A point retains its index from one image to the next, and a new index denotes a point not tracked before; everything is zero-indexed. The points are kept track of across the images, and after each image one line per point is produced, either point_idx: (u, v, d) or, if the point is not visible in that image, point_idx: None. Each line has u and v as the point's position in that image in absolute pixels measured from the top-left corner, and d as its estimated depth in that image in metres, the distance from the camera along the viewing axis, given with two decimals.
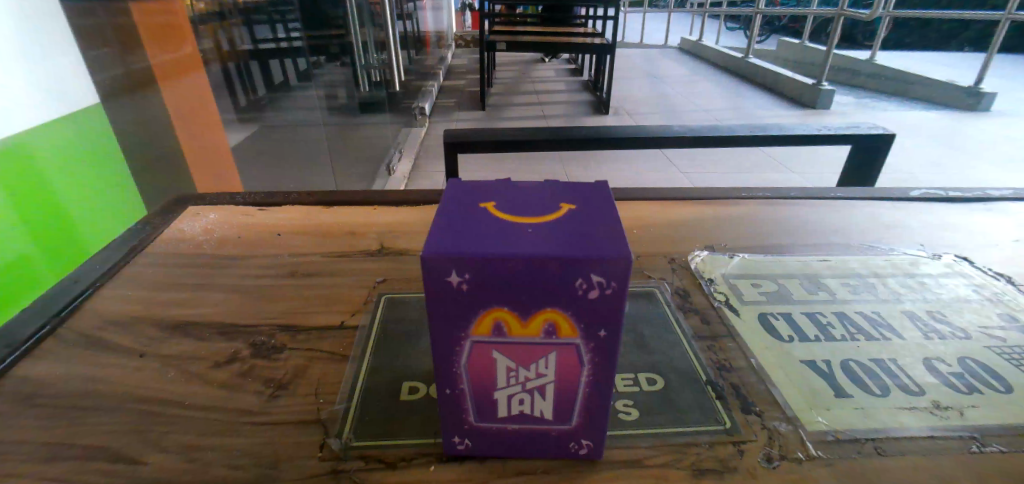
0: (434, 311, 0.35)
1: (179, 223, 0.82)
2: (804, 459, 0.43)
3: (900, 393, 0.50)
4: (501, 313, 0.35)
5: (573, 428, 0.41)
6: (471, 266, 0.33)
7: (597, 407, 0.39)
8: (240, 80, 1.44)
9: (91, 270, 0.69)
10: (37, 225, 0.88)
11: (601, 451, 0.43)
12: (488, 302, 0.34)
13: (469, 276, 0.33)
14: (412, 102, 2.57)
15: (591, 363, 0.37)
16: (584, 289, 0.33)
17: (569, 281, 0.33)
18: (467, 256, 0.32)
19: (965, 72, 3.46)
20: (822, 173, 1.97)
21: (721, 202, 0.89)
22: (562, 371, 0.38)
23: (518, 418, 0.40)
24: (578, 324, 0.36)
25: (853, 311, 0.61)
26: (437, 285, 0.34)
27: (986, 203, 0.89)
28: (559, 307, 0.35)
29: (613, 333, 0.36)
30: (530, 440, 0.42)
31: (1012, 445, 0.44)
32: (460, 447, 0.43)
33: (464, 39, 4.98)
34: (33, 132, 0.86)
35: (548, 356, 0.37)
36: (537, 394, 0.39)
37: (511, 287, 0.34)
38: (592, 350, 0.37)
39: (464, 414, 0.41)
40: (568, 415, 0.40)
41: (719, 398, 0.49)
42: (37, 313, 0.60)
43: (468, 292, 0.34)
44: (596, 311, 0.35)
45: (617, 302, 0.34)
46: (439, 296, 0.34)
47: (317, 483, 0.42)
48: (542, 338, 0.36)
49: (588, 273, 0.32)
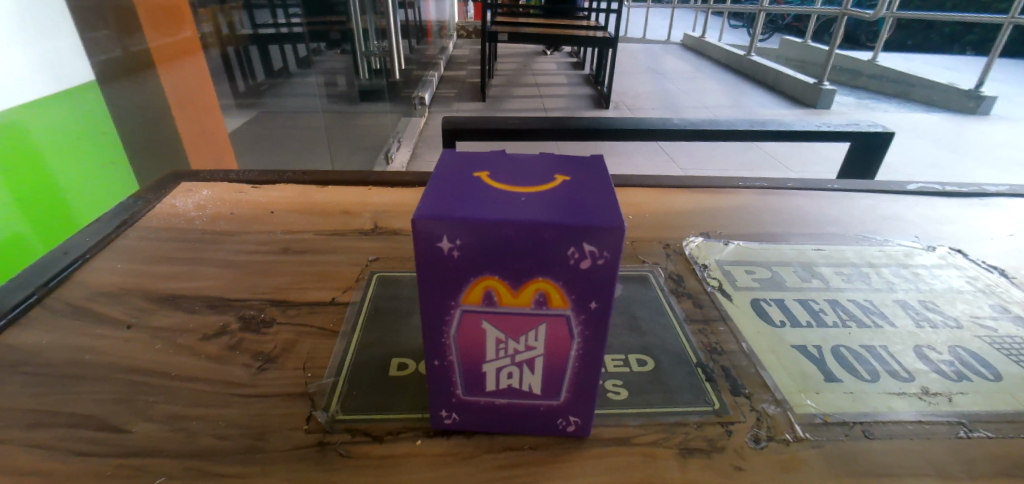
0: (423, 278, 0.35)
1: (171, 200, 0.81)
2: (792, 441, 0.43)
3: (890, 379, 0.50)
4: (492, 281, 0.35)
5: (562, 404, 0.41)
6: (462, 231, 0.32)
7: (587, 383, 0.39)
8: (237, 66, 1.39)
9: (81, 242, 0.68)
10: (27, 202, 0.87)
11: (589, 427, 0.43)
12: (478, 271, 0.34)
13: (460, 242, 0.33)
14: (412, 91, 2.55)
15: (581, 337, 0.37)
16: (576, 258, 0.33)
17: (561, 250, 0.33)
18: (458, 222, 0.32)
19: (966, 75, 3.46)
20: (820, 172, 1.97)
21: (718, 192, 0.88)
22: (552, 344, 0.38)
23: (507, 392, 0.40)
24: (569, 295, 0.35)
25: (846, 298, 0.61)
26: (427, 251, 0.33)
27: (982, 199, 0.89)
28: (550, 277, 0.34)
29: (604, 305, 0.35)
30: (517, 416, 0.42)
31: (999, 431, 0.45)
32: (447, 421, 0.43)
33: (466, 30, 4.93)
34: (23, 110, 0.84)
35: (537, 328, 0.37)
36: (526, 367, 0.39)
37: (502, 255, 0.33)
38: (583, 323, 0.36)
39: (452, 387, 0.40)
40: (557, 390, 0.40)
41: (709, 380, 0.49)
42: (25, 282, 0.60)
43: (459, 260, 0.34)
44: (587, 283, 0.34)
45: (610, 272, 0.34)
46: (429, 262, 0.34)
47: (303, 454, 0.42)
48: (533, 308, 0.36)
49: (580, 242, 0.32)
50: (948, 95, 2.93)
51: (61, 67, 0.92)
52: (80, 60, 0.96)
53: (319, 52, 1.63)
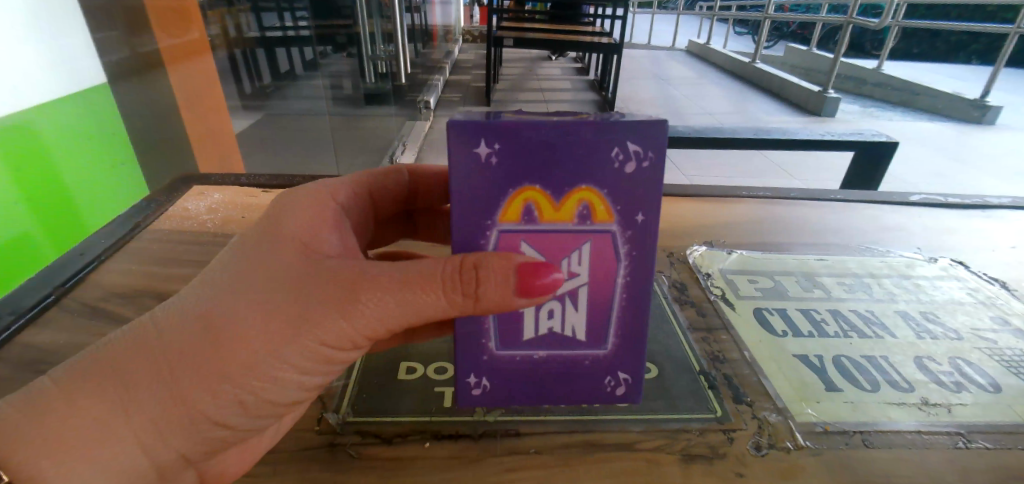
0: (456, 192, 0.38)
1: (184, 202, 0.82)
2: (792, 449, 0.44)
3: (890, 389, 0.51)
4: (532, 192, 0.38)
5: (607, 356, 0.44)
6: (500, 137, 0.36)
7: (637, 325, 0.43)
8: (245, 68, 1.45)
9: (95, 244, 0.70)
10: (39, 202, 0.89)
11: (637, 392, 0.45)
12: (514, 181, 0.38)
13: (499, 148, 0.37)
14: (418, 95, 2.56)
15: (627, 259, 0.41)
16: (619, 161, 0.38)
17: (603, 154, 0.37)
18: (500, 125, 0.36)
19: (973, 84, 3.45)
20: (825, 180, 1.97)
21: (722, 201, 0.89)
22: (594, 268, 0.41)
23: (548, 343, 0.43)
24: (611, 207, 0.39)
25: (848, 309, 0.61)
26: (470, 160, 0.37)
27: (984, 210, 0.90)
28: (592, 186, 0.38)
29: (649, 217, 0.40)
30: (564, 374, 0.44)
31: (997, 442, 0.46)
32: (476, 391, 0.44)
33: (473, 35, 4.94)
34: (39, 112, 0.87)
35: (581, 249, 0.40)
36: (571, 299, 0.42)
37: (541, 162, 0.37)
38: (627, 240, 0.40)
39: (486, 341, 0.43)
40: (603, 337, 0.43)
41: (711, 388, 0.50)
42: (41, 283, 0.62)
43: (498, 168, 0.37)
44: (628, 192, 0.39)
45: (650, 177, 0.38)
46: (473, 172, 0.37)
47: (314, 455, 0.43)
48: (577, 222, 0.39)
49: (623, 143, 0.37)
50: (953, 104, 2.93)
51: (73, 68, 0.94)
52: (90, 61, 0.98)
53: (325, 56, 1.59)
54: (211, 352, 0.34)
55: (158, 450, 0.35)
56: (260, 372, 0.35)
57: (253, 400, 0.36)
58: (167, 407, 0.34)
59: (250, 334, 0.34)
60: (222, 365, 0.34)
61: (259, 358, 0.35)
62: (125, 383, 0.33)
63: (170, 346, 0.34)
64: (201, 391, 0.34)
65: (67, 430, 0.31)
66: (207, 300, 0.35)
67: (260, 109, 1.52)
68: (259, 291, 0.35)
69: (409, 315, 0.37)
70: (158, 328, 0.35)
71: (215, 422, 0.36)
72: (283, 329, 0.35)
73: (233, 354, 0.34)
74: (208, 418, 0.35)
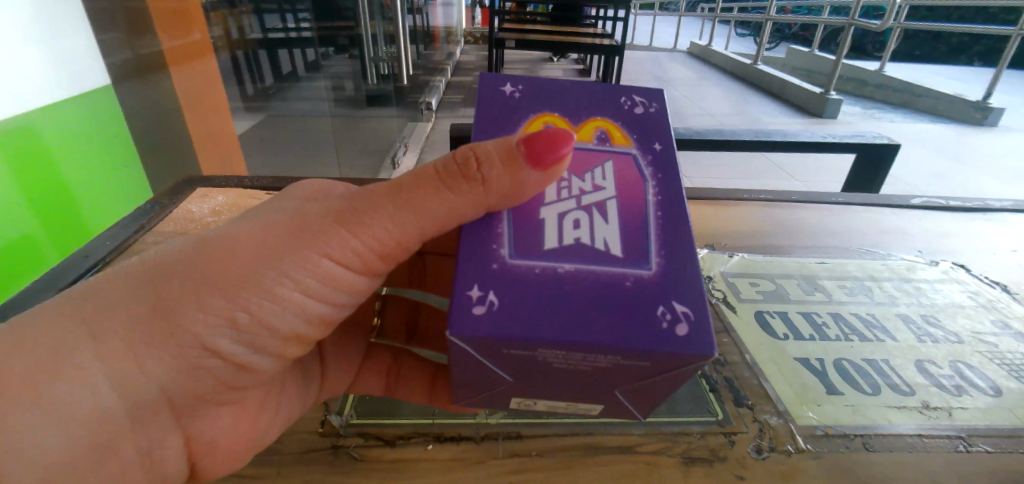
0: (483, 113, 0.45)
1: (186, 205, 0.83)
2: (793, 451, 0.44)
3: (890, 392, 0.51)
4: (550, 119, 0.45)
5: (651, 275, 0.37)
6: (522, 83, 0.47)
7: (674, 235, 0.39)
8: (247, 70, 1.41)
9: (99, 246, 0.70)
10: (42, 203, 0.90)
11: (702, 325, 0.34)
12: (537, 106, 0.45)
13: (521, 89, 0.46)
14: (420, 96, 2.57)
15: (654, 179, 0.42)
16: (629, 105, 0.46)
17: (614, 100, 0.46)
18: (523, 78, 0.47)
19: (975, 86, 3.45)
20: (826, 182, 1.97)
21: (723, 204, 0.90)
22: (619, 182, 0.42)
23: (574, 254, 0.38)
24: (629, 136, 0.45)
25: (848, 312, 0.62)
26: (496, 94, 0.46)
27: (985, 213, 0.90)
28: (607, 117, 0.45)
29: (666, 147, 0.44)
30: (600, 296, 0.36)
31: (997, 446, 0.46)
32: (480, 307, 0.34)
33: (474, 36, 4.94)
34: (42, 113, 0.87)
35: (603, 166, 0.43)
36: (599, 213, 0.40)
37: (556, 98, 0.46)
38: (650, 163, 0.43)
39: (499, 248, 0.38)
40: (643, 254, 0.38)
41: (712, 391, 0.50)
42: (46, 285, 0.62)
43: (519, 99, 0.45)
44: (641, 124, 0.45)
45: (658, 117, 0.46)
46: (498, 102, 0.45)
47: (318, 457, 0.44)
48: (597, 142, 0.44)
49: (630, 95, 0.47)
50: (955, 106, 2.93)
51: (76, 70, 0.95)
52: (94, 63, 0.99)
53: (327, 57, 1.60)
54: (199, 268, 0.34)
55: (145, 370, 0.34)
56: (256, 282, 0.35)
57: (247, 322, 0.36)
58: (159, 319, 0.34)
59: (243, 245, 0.35)
60: (218, 272, 0.34)
61: (252, 269, 0.35)
62: (105, 311, 0.34)
63: (159, 270, 0.35)
64: (194, 301, 0.34)
65: (45, 358, 0.32)
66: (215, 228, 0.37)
67: (262, 111, 1.49)
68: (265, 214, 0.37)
69: (411, 218, 0.37)
70: (146, 260, 0.35)
71: (204, 348, 0.36)
72: (278, 237, 0.35)
73: (229, 262, 0.35)
74: (198, 341, 0.35)
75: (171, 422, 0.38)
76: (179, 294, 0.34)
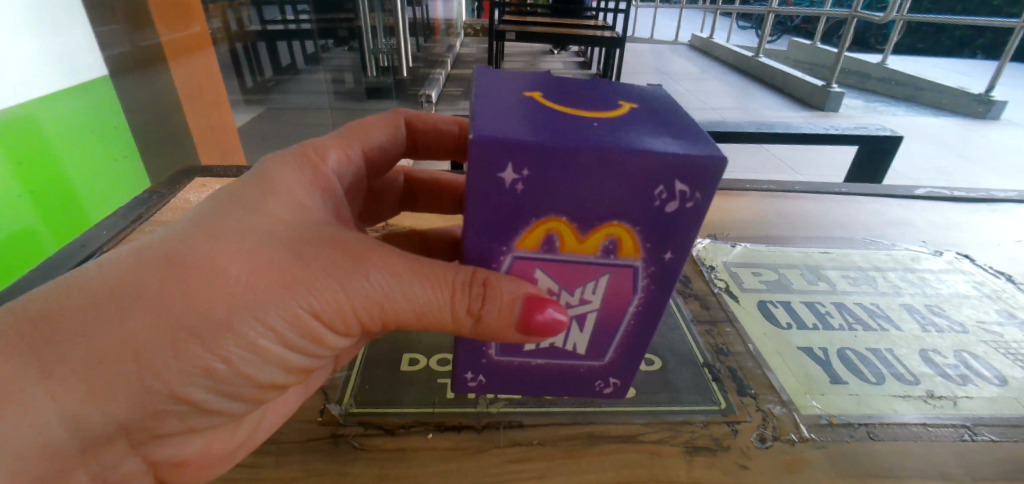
0: (473, 215, 0.34)
1: (185, 194, 0.82)
2: (797, 441, 0.44)
3: (895, 382, 0.50)
4: (558, 224, 0.35)
5: (604, 365, 0.44)
6: (529, 163, 0.31)
7: (637, 346, 0.42)
8: (246, 63, 1.38)
9: (96, 235, 0.70)
10: (40, 195, 0.89)
11: (624, 390, 0.46)
12: (541, 208, 0.33)
13: (526, 174, 0.32)
14: (420, 88, 2.56)
15: (644, 292, 0.39)
16: (663, 199, 0.33)
17: (648, 190, 0.33)
18: (528, 149, 0.31)
19: (978, 79, 3.43)
20: (828, 174, 1.96)
21: (726, 195, 0.89)
22: (608, 298, 0.39)
23: (544, 353, 0.43)
24: (641, 244, 0.36)
25: (852, 302, 0.61)
26: (488, 183, 0.32)
27: (990, 204, 0.89)
28: (626, 223, 0.35)
29: (677, 256, 0.37)
30: (559, 377, 0.45)
31: (1003, 435, 0.45)
32: (470, 383, 0.44)
33: (473, 28, 4.89)
34: (40, 104, 0.86)
35: (598, 281, 0.38)
36: (578, 322, 0.41)
37: (569, 193, 0.33)
38: (649, 275, 0.38)
39: (487, 348, 0.42)
40: (603, 352, 0.43)
41: (715, 380, 0.50)
42: (43, 274, 0.61)
43: (520, 193, 0.33)
44: (667, 227, 0.35)
45: (695, 215, 0.34)
46: (492, 195, 0.33)
47: (318, 446, 0.43)
48: (600, 256, 0.36)
49: (672, 182, 0.32)
50: (957, 99, 2.91)
51: (74, 62, 0.94)
52: (90, 54, 0.98)
53: (327, 49, 1.55)
54: (178, 303, 0.31)
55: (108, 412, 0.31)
56: (231, 331, 0.33)
57: (222, 372, 0.34)
58: (120, 359, 0.30)
59: (231, 289, 0.32)
60: (194, 319, 0.32)
61: (233, 314, 0.33)
62: (63, 341, 0.30)
63: (130, 292, 0.31)
64: (161, 348, 0.31)
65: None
66: (191, 237, 0.33)
67: (261, 104, 1.48)
68: (254, 243, 0.33)
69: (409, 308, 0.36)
70: (117, 271, 0.32)
71: (173, 395, 0.33)
72: (268, 287, 0.33)
73: (212, 305, 0.32)
74: (168, 391, 0.33)
75: (124, 452, 0.34)
76: (148, 338, 0.31)
